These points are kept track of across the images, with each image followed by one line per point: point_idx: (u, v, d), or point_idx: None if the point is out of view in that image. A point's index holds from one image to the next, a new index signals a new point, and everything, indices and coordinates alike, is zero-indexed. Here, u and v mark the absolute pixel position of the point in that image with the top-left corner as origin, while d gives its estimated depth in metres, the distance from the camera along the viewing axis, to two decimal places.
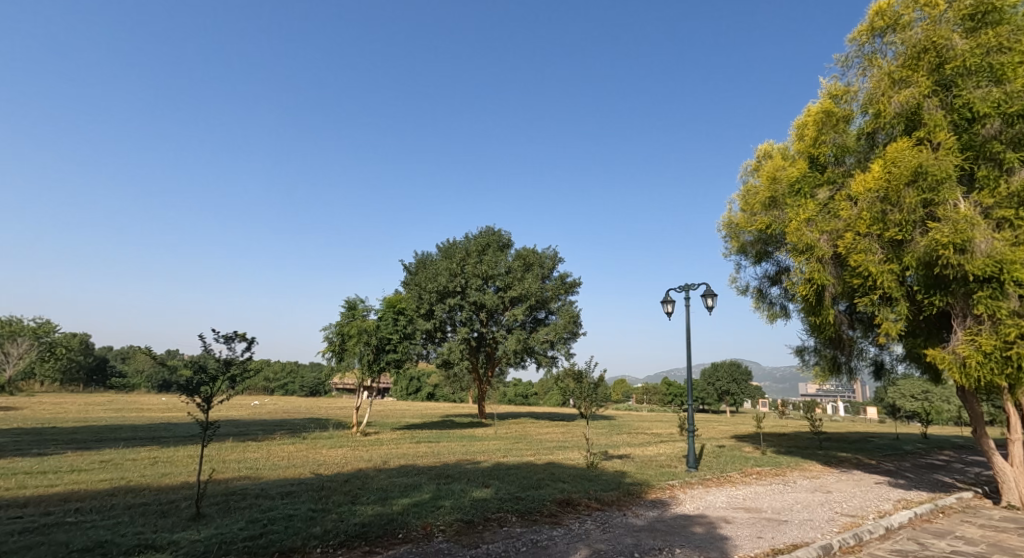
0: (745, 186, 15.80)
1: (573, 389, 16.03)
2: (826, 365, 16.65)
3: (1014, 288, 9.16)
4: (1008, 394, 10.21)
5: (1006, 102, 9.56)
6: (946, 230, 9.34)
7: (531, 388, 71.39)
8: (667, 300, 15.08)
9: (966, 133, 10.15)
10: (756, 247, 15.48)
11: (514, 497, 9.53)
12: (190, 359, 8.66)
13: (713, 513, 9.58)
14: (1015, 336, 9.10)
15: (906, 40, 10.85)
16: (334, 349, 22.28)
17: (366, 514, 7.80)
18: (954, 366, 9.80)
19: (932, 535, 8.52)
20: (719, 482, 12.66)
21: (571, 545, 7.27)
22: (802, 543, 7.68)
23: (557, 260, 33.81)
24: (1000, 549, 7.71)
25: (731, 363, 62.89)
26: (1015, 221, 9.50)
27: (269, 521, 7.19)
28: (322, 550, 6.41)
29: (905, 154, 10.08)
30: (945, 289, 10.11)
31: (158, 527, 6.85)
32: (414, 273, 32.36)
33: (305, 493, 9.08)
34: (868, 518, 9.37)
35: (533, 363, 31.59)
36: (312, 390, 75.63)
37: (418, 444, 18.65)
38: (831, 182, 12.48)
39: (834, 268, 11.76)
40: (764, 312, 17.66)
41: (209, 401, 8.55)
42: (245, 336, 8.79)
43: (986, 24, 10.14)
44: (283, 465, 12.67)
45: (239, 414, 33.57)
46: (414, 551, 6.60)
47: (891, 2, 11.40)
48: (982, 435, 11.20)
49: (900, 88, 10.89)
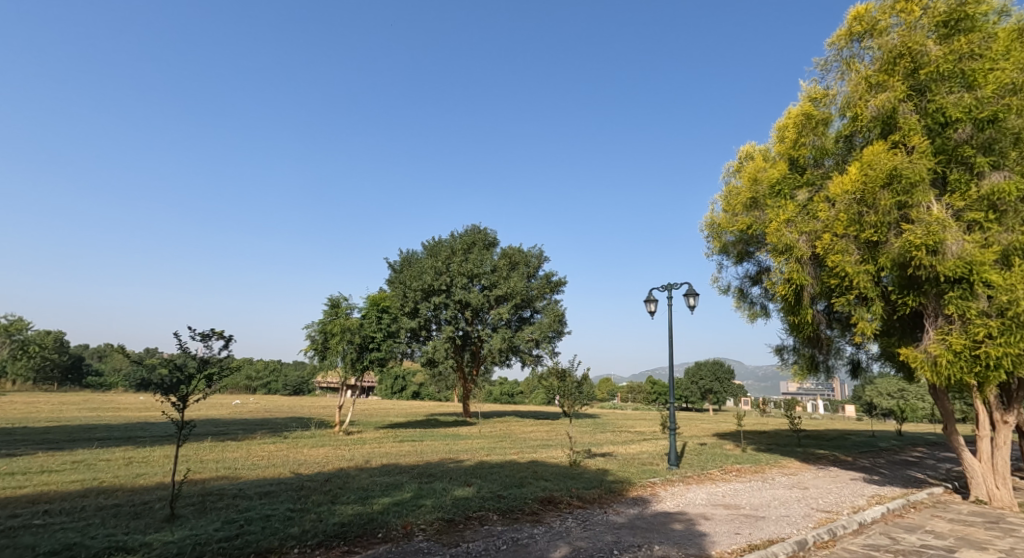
0: (728, 187, 15.96)
1: (557, 387, 16.09)
2: (805, 364, 16.98)
3: (983, 289, 9.41)
4: (977, 393, 10.49)
5: (977, 108, 9.80)
6: (919, 232, 9.57)
7: (517, 387, 71.65)
8: (650, 299, 15.18)
9: (939, 137, 10.40)
10: (737, 247, 15.66)
11: (495, 496, 9.54)
12: (167, 357, 8.44)
13: (693, 510, 9.69)
14: (983, 336, 9.35)
15: (882, 45, 11.04)
16: (316, 347, 22.04)
17: (345, 514, 7.74)
18: (925, 364, 10.06)
19: (903, 530, 8.72)
20: (699, 479, 12.81)
21: (551, 543, 7.30)
22: (777, 539, 7.82)
23: (543, 260, 33.97)
24: (968, 543, 7.91)
25: (714, 362, 63.72)
26: (985, 223, 9.76)
27: (245, 521, 7.10)
28: (300, 550, 6.36)
29: (881, 157, 10.28)
30: (917, 290, 10.40)
31: (130, 528, 6.72)
32: (399, 271, 32.20)
33: (284, 493, 8.97)
34: (842, 513, 9.56)
35: (518, 361, 31.63)
36: (294, 389, 74.93)
37: (402, 443, 18.56)
38: (810, 184, 12.71)
39: (812, 268, 11.97)
40: (745, 312, 17.91)
41: (185, 401, 8.37)
42: (223, 333, 8.63)
43: (959, 32, 10.40)
44: (262, 464, 12.53)
45: (220, 414, 33.08)
46: (393, 550, 6.56)
47: (869, 7, 11.62)
48: (953, 432, 11.46)
49: (877, 93, 11.10)
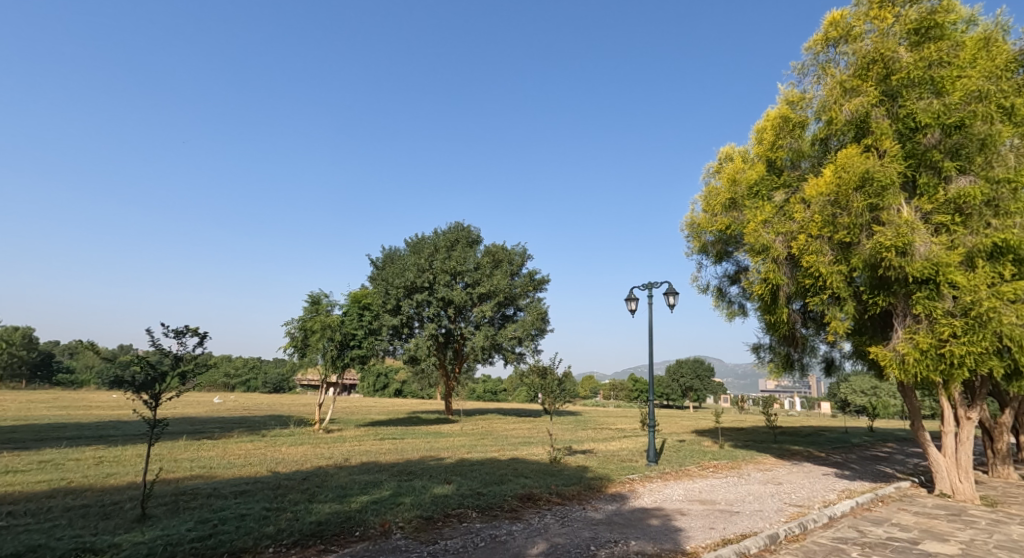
0: (708, 187, 16.14)
1: (538, 385, 16.18)
2: (780, 362, 17.29)
3: (949, 290, 9.74)
4: (943, 390, 10.83)
5: (945, 114, 10.10)
6: (890, 234, 9.84)
7: (500, 384, 72.05)
8: (631, 297, 15.37)
9: (909, 142, 10.68)
10: (717, 247, 15.87)
11: (475, 493, 9.56)
12: (141, 355, 8.26)
13: (669, 506, 9.83)
14: (948, 335, 9.66)
15: (857, 51, 11.28)
16: (296, 345, 21.72)
17: (322, 513, 7.67)
18: (893, 362, 10.35)
19: (871, 523, 8.97)
20: (677, 475, 13.02)
21: (529, 539, 7.35)
22: (750, 533, 7.99)
23: (527, 257, 34.10)
24: (931, 534, 8.17)
25: (695, 359, 64.83)
26: (951, 226, 10.07)
27: (219, 520, 7.01)
28: (274, 550, 6.29)
29: (853, 160, 10.50)
30: (888, 290, 10.71)
31: (99, 529, 6.61)
32: (381, 268, 32.03)
33: (260, 493, 8.84)
34: (814, 507, 9.80)
35: (501, 359, 31.68)
36: (275, 387, 74.06)
37: (383, 441, 18.44)
38: (786, 185, 12.98)
39: (788, 268, 12.22)
40: (723, 311, 18.18)
41: (158, 399, 8.25)
42: (198, 331, 8.48)
43: (929, 39, 10.71)
44: (239, 464, 12.30)
45: (198, 413, 32.44)
46: (370, 548, 6.54)
47: (844, 13, 11.88)
48: (919, 427, 11.79)
49: (851, 97, 11.34)
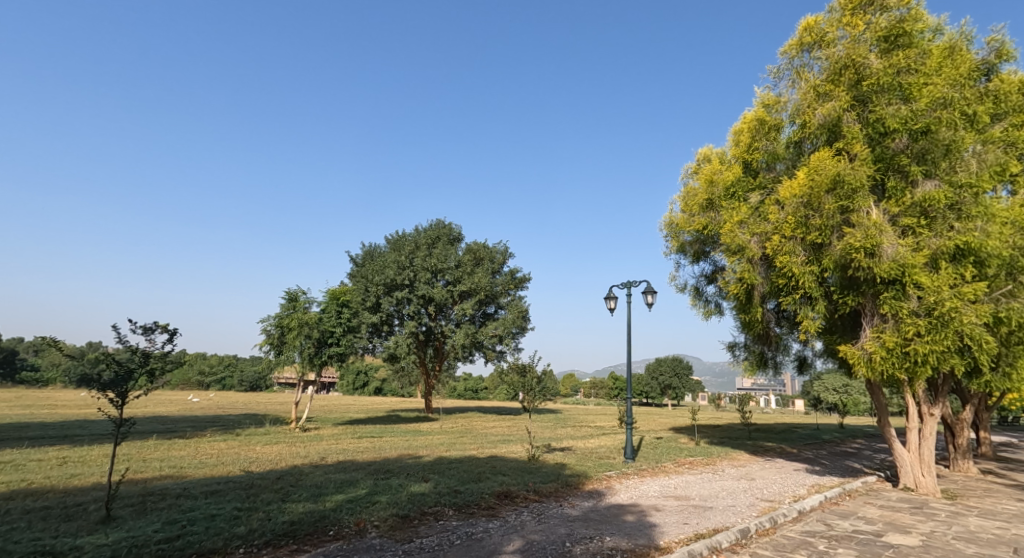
0: (686, 188, 16.31)
1: (517, 383, 16.20)
2: (755, 360, 17.57)
3: (914, 290, 10.04)
4: (908, 387, 11.18)
5: (913, 120, 10.41)
6: (859, 236, 10.11)
7: (481, 383, 72.23)
8: (609, 296, 15.50)
9: (879, 146, 10.98)
10: (694, 247, 16.08)
11: (452, 491, 9.57)
12: (109, 353, 8.03)
13: (645, 501, 9.95)
14: (913, 334, 9.98)
15: (830, 56, 11.55)
16: (272, 342, 21.31)
17: (296, 512, 7.58)
18: (861, 361, 10.64)
19: (838, 517, 9.22)
20: (653, 472, 13.18)
21: (505, 536, 7.36)
22: (722, 527, 8.15)
23: (508, 256, 34.11)
24: (894, 527, 8.44)
25: (674, 358, 65.51)
26: (917, 229, 10.40)
27: (188, 521, 6.88)
28: (245, 550, 6.21)
29: (825, 163, 10.74)
30: (857, 291, 11.01)
31: (60, 532, 6.41)
32: (361, 265, 31.73)
33: (232, 493, 8.69)
34: (784, 502, 10.04)
35: (481, 357, 31.62)
36: (250, 385, 73.04)
37: (360, 439, 18.26)
38: (762, 187, 13.28)
39: (762, 268, 12.47)
40: (699, 310, 18.42)
41: (124, 397, 7.99)
42: (168, 328, 8.27)
43: (898, 47, 11.02)
44: (210, 464, 12.05)
45: (169, 411, 31.69)
46: (344, 548, 6.48)
47: (818, 20, 12.17)
48: (886, 424, 12.11)
49: (824, 101, 11.60)
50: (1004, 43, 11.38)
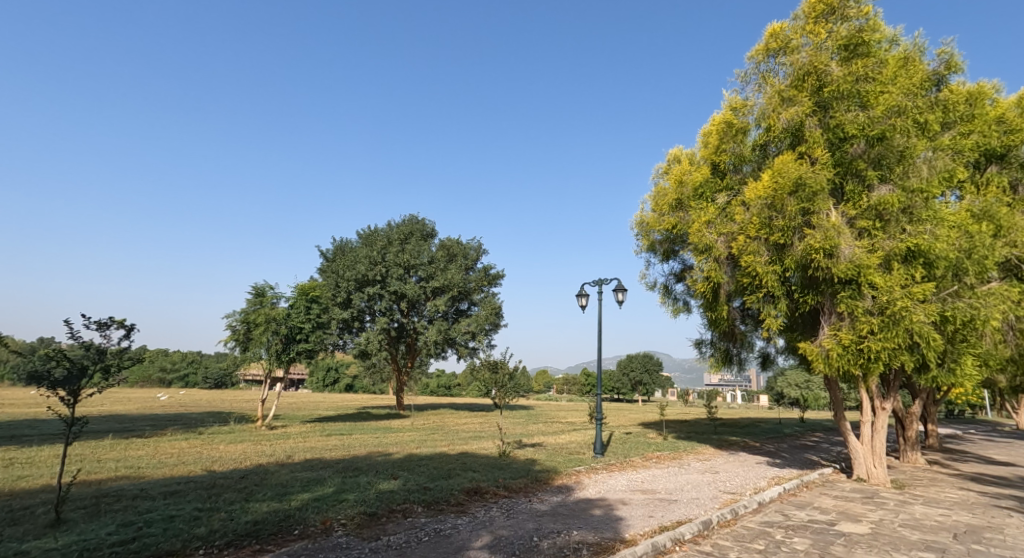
0: (656, 188, 16.53)
1: (489, 379, 16.19)
2: (720, 356, 17.93)
3: (869, 290, 10.50)
4: (862, 383, 11.67)
5: (869, 126, 10.84)
6: (818, 238, 10.48)
7: (454, 379, 72.28)
8: (581, 293, 15.64)
9: (838, 151, 11.41)
10: (664, 246, 16.35)
11: (422, 488, 9.54)
12: (61, 349, 7.68)
13: (612, 496, 10.12)
14: (867, 332, 10.44)
15: (794, 62, 11.92)
16: (237, 338, 20.78)
17: (260, 512, 7.46)
18: (819, 357, 11.06)
19: (796, 507, 9.58)
20: (621, 467, 13.42)
21: (473, 532, 7.42)
22: (686, 519, 8.35)
23: (482, 252, 34.08)
24: (847, 516, 8.82)
25: (645, 354, 66.66)
26: (872, 231, 10.85)
27: (145, 522, 6.70)
28: (206, 551, 6.09)
29: (789, 166, 11.07)
30: (816, 290, 11.47)
31: (6, 537, 6.15)
32: (332, 260, 31.25)
33: (192, 493, 8.49)
34: (745, 494, 10.35)
35: (453, 353, 31.55)
36: (216, 382, 71.17)
37: (329, 437, 18.05)
38: (729, 188, 13.60)
39: (728, 267, 12.83)
40: (669, 307, 18.73)
41: (76, 395, 7.69)
42: (124, 323, 7.98)
43: (857, 56, 11.49)
44: (171, 463, 11.74)
45: (126, 410, 30.64)
46: (309, 547, 6.43)
47: (783, 26, 12.52)
48: (842, 418, 12.61)
49: (788, 106, 11.94)
50: (953, 55, 11.93)
